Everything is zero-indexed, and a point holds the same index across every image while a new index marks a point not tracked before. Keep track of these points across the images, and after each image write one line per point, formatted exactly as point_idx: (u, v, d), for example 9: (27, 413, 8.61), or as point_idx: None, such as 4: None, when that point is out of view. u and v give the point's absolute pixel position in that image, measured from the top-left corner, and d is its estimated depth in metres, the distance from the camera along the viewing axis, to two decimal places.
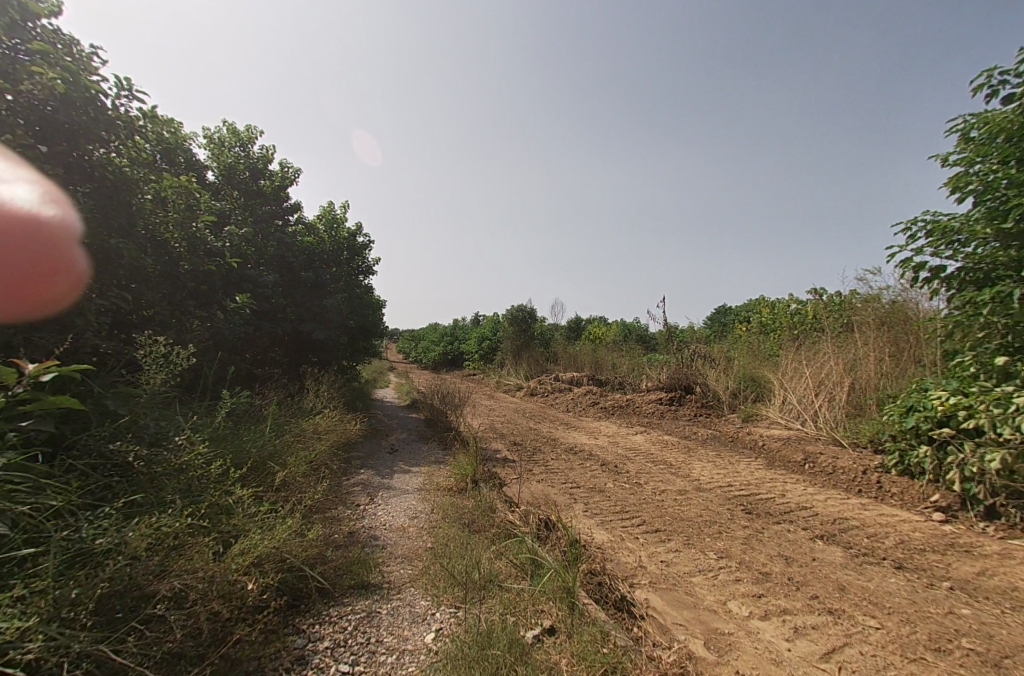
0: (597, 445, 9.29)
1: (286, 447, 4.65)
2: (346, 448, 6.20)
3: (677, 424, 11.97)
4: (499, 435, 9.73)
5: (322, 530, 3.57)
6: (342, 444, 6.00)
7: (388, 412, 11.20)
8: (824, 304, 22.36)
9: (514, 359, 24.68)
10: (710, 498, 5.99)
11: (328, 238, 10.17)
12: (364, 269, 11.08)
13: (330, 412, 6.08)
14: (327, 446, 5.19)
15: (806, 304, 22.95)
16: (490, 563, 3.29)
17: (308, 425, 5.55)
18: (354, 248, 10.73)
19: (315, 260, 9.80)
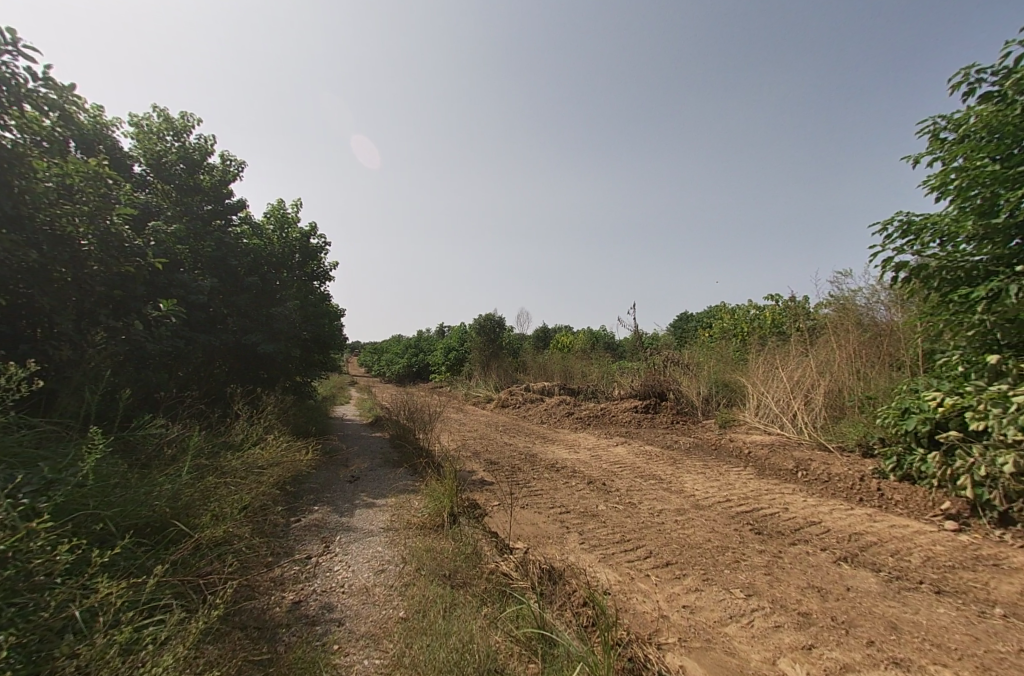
0: (579, 460, 8.65)
1: (212, 496, 3.72)
2: (296, 481, 5.27)
3: (655, 432, 11.52)
4: (472, 454, 8.92)
5: (258, 640, 2.67)
6: (290, 477, 5.08)
7: (348, 432, 10.18)
8: (785, 308, 22.77)
9: (481, 370, 23.89)
10: (712, 516, 5.42)
11: (277, 239, 9.13)
12: (319, 274, 10.09)
13: (275, 441, 5.16)
14: (267, 486, 4.29)
15: (768, 308, 23.33)
16: (485, 648, 2.54)
17: (246, 458, 4.60)
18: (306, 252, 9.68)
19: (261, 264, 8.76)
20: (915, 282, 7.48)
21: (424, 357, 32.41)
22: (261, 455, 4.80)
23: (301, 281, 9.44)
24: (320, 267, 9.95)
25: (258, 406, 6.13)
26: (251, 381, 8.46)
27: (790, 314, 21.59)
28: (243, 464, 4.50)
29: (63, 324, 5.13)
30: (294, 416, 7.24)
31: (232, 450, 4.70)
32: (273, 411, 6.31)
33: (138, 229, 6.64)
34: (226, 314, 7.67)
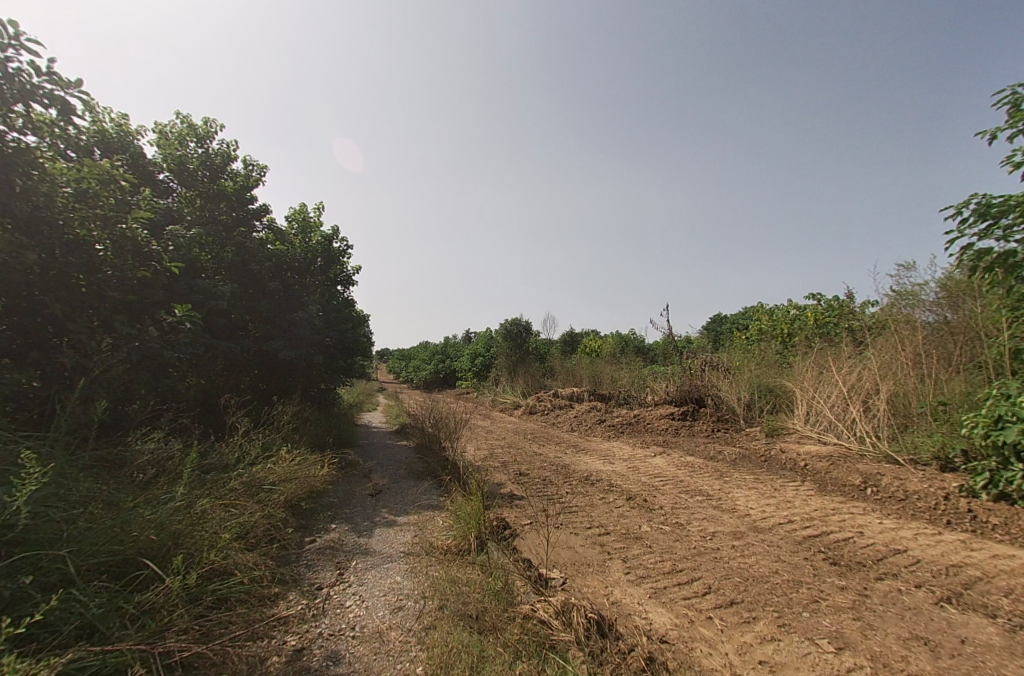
0: (615, 472, 8.05)
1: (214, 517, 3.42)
2: (312, 498, 4.90)
3: (696, 441, 10.79)
4: (500, 464, 8.44)
5: None
6: (304, 493, 4.71)
7: (373, 441, 9.85)
8: (829, 308, 21.51)
9: (509, 376, 23.43)
10: (774, 541, 4.77)
11: (299, 243, 8.87)
12: (342, 279, 9.81)
13: (289, 457, 4.83)
14: (270, 510, 3.96)
15: (810, 309, 22.09)
16: None
17: (257, 475, 4.24)
18: (328, 253, 9.24)
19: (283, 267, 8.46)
20: (997, 273, 6.58)
21: (450, 363, 32.18)
22: (273, 471, 4.44)
23: (324, 286, 9.16)
24: (343, 271, 9.66)
25: (275, 415, 5.81)
26: (274, 389, 8.22)
27: (834, 315, 20.36)
28: (253, 482, 4.14)
29: (75, 331, 4.92)
30: (314, 425, 6.90)
31: (243, 465, 4.35)
32: (291, 421, 5.98)
33: (156, 233, 6.47)
34: (246, 320, 7.44)
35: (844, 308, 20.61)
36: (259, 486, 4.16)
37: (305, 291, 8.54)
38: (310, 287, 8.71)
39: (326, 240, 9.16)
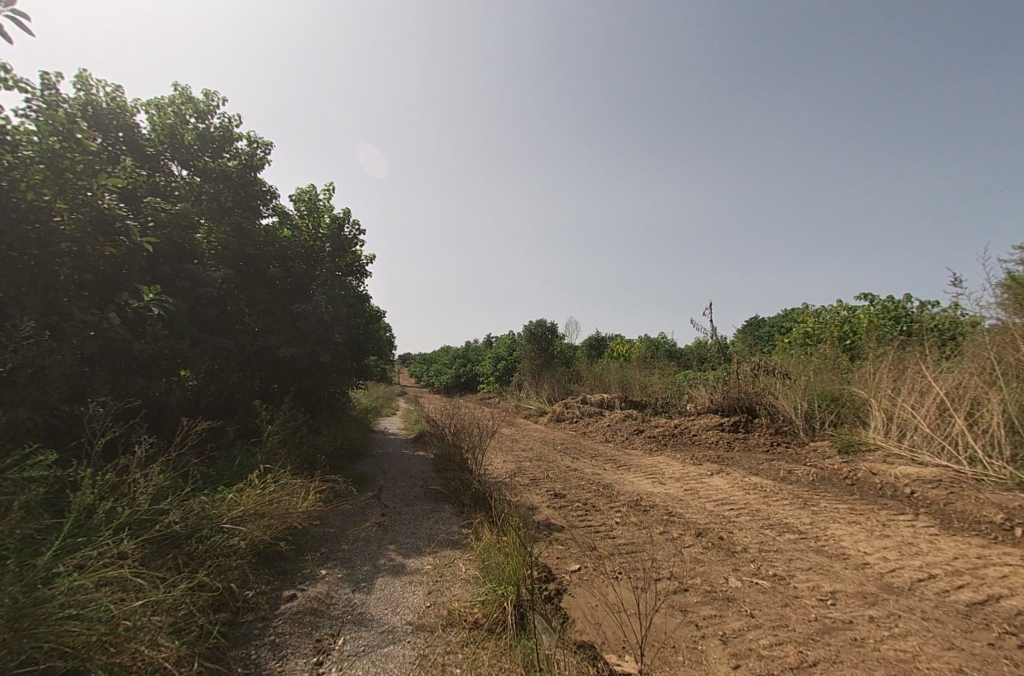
0: (672, 496, 6.70)
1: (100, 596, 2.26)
2: (293, 539, 3.77)
3: (755, 457, 9.39)
4: (534, 482, 7.24)
5: None
6: (281, 531, 3.57)
7: (389, 451, 8.76)
8: (884, 312, 19.82)
9: (533, 380, 22.20)
10: (925, 613, 3.47)
11: (306, 228, 7.71)
12: (356, 270, 8.69)
13: (263, 487, 3.72)
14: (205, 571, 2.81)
15: (862, 312, 20.40)
16: None
17: (212, 511, 3.13)
18: (339, 242, 8.10)
19: (291, 254, 7.36)
20: None
21: (472, 367, 31.06)
22: (235, 505, 3.33)
23: (335, 276, 8.04)
24: (356, 261, 8.51)
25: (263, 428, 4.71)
26: (279, 392, 7.24)
27: (890, 319, 18.74)
28: (201, 524, 3.04)
29: (18, 318, 3.89)
30: (316, 437, 5.82)
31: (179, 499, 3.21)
32: (283, 433, 4.87)
33: (133, 205, 5.41)
34: (247, 313, 6.46)
35: (901, 312, 18.93)
36: (210, 528, 3.05)
37: (313, 281, 7.44)
38: (318, 277, 7.60)
39: (337, 223, 7.99)
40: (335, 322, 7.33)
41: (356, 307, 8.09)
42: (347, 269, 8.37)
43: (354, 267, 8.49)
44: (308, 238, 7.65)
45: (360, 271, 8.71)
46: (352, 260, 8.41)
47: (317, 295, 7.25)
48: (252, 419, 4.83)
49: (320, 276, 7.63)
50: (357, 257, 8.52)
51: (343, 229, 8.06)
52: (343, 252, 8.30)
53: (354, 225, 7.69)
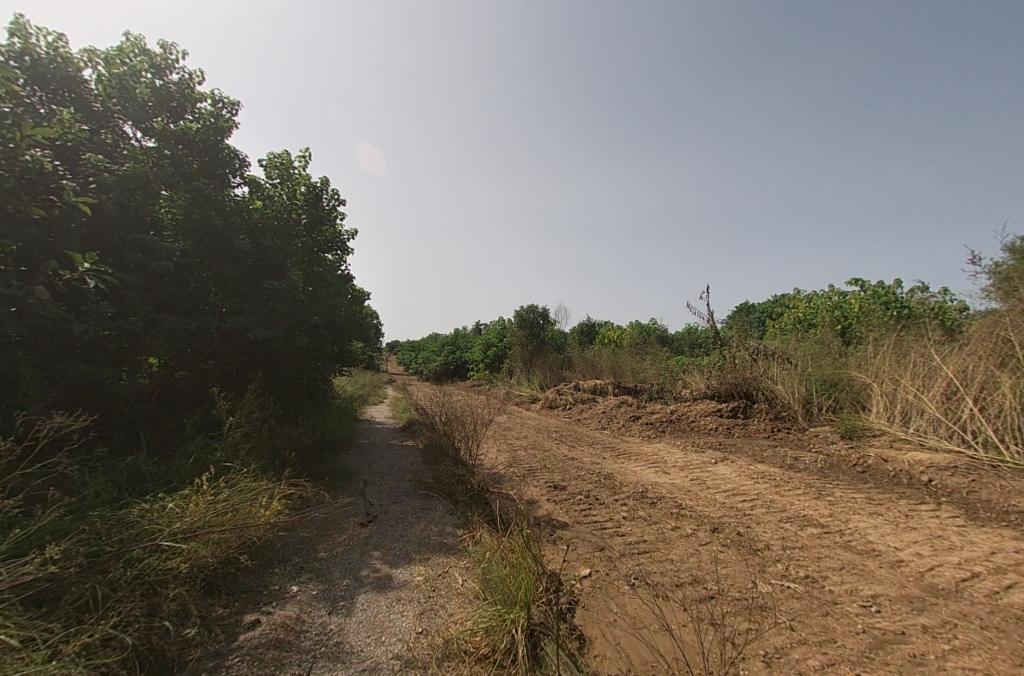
0: (680, 486, 6.29)
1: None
2: (262, 550, 3.28)
3: (758, 444, 9.05)
4: (531, 473, 6.78)
5: None
6: (241, 547, 3.10)
7: (375, 440, 8.23)
8: (875, 296, 19.76)
9: (524, 366, 21.75)
10: (982, 622, 3.10)
11: (277, 197, 7.00)
12: (336, 246, 8.05)
13: (224, 492, 3.23)
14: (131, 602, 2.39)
15: (853, 297, 20.32)
16: None
17: (146, 528, 2.70)
18: (316, 214, 7.35)
19: (265, 227, 6.64)
20: None
21: (461, 354, 30.50)
22: (179, 518, 2.87)
23: (313, 251, 7.40)
24: (337, 236, 7.86)
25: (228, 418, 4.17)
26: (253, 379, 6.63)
27: (883, 303, 18.61)
28: (130, 545, 2.62)
29: None
30: (294, 429, 5.28)
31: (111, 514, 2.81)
32: (252, 423, 4.33)
33: (71, 165, 4.75)
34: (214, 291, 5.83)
35: (892, 297, 18.88)
36: (142, 549, 2.61)
37: (288, 255, 6.79)
38: (294, 251, 6.95)
39: (314, 192, 7.30)
40: (315, 302, 6.72)
41: (337, 286, 7.47)
42: (326, 244, 7.72)
43: (335, 243, 7.84)
44: (281, 209, 6.96)
45: (341, 248, 8.07)
46: (331, 235, 7.76)
47: (293, 271, 6.61)
48: (215, 408, 4.28)
49: (296, 250, 6.98)
50: (338, 232, 7.87)
51: (321, 199, 7.40)
52: (321, 225, 7.57)
53: (332, 194, 7.02)
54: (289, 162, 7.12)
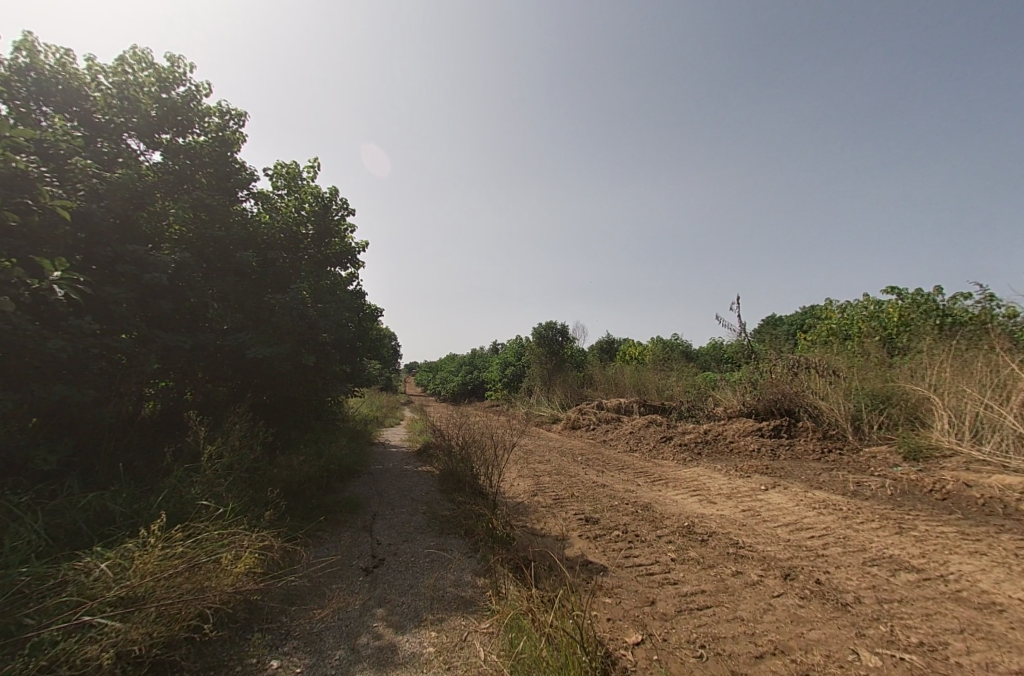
0: (731, 519, 5.49)
1: None
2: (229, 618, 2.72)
3: (810, 468, 8.19)
4: (560, 504, 6.06)
5: None
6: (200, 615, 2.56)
7: (389, 466, 7.63)
8: (913, 305, 18.72)
9: (543, 385, 21.00)
10: None
11: (284, 208, 6.58)
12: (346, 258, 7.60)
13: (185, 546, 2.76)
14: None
15: (889, 306, 19.30)
16: None
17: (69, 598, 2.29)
18: (324, 227, 6.89)
19: (269, 240, 6.21)
20: None
21: (479, 374, 29.88)
22: (117, 582, 2.43)
23: (322, 264, 6.94)
24: (347, 248, 7.41)
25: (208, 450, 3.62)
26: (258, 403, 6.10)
27: (920, 312, 17.72)
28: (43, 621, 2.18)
29: None
30: (295, 457, 4.72)
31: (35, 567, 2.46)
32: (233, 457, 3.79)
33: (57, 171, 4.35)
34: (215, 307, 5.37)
35: (933, 305, 17.84)
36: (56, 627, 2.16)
37: (295, 267, 6.34)
38: (301, 263, 6.49)
39: (322, 202, 6.88)
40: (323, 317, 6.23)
41: (348, 301, 6.99)
42: (336, 256, 7.27)
43: (345, 256, 7.39)
44: (288, 219, 6.53)
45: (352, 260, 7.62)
46: (341, 247, 7.32)
47: (300, 284, 6.14)
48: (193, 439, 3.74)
49: (303, 262, 6.53)
50: (348, 244, 7.43)
51: (330, 208, 6.98)
52: (330, 238, 7.11)
53: (341, 202, 6.59)
54: (296, 171, 6.71)
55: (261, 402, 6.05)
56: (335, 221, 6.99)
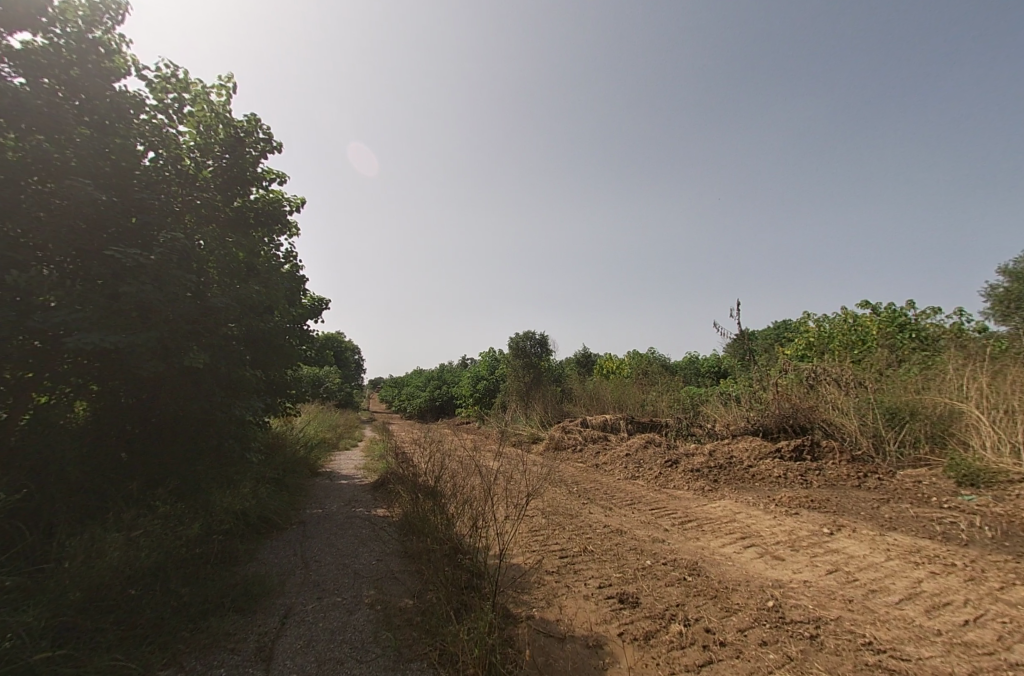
0: (825, 594, 3.82)
1: None
2: None
3: (863, 500, 6.66)
4: (574, 568, 4.25)
5: None
6: None
7: (329, 509, 5.60)
8: (891, 318, 18.22)
9: (519, 401, 19.20)
10: None
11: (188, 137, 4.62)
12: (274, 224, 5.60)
13: None
14: None
15: (867, 318, 18.71)
16: None
17: None
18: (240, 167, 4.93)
19: (160, 180, 4.19)
20: None
21: (448, 390, 27.79)
22: None
23: (235, 223, 4.93)
24: (275, 205, 5.44)
25: None
26: (145, 443, 3.80)
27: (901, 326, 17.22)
28: None
29: None
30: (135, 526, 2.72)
31: None
32: None
33: None
34: (42, 277, 3.34)
35: (912, 318, 17.35)
36: None
37: (187, 218, 4.30)
38: (197, 212, 4.45)
39: (237, 133, 4.91)
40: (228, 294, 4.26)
41: (274, 277, 5.00)
42: (259, 217, 5.27)
43: (271, 215, 5.40)
44: (180, 150, 4.49)
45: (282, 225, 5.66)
46: (265, 204, 5.32)
47: (192, 240, 4.12)
48: None
49: (204, 212, 4.50)
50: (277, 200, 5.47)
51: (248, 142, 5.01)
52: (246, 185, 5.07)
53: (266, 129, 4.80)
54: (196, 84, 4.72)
55: (136, 430, 3.77)
56: (256, 159, 5.04)
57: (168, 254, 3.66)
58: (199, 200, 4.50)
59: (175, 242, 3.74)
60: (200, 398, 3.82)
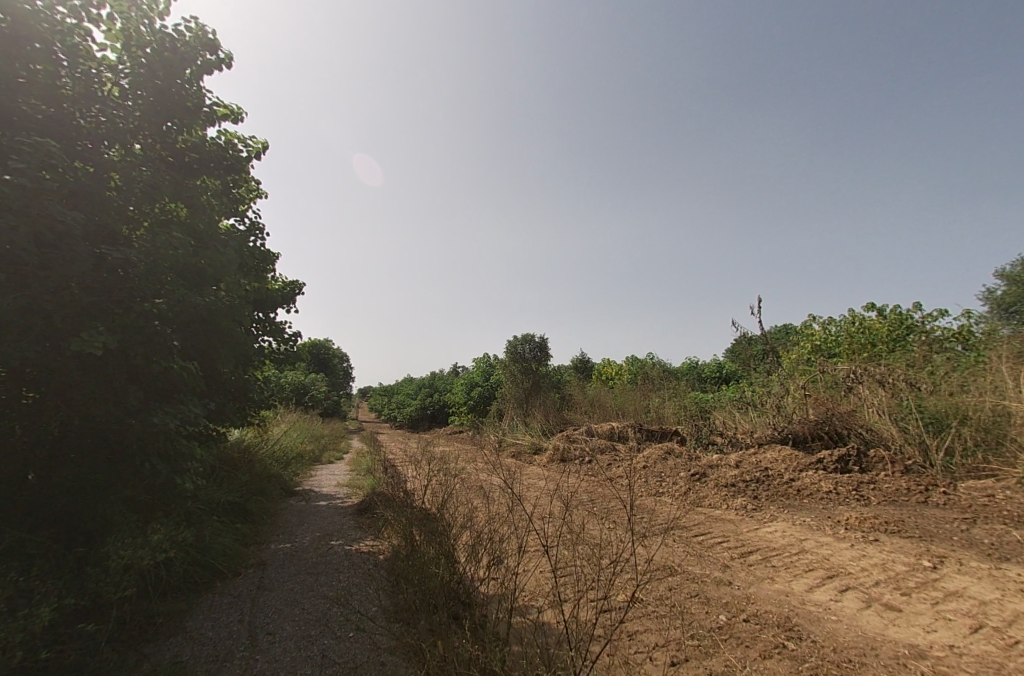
0: (991, 671, 2.71)
1: None
2: None
3: (945, 521, 5.57)
4: (630, 631, 3.10)
5: None
6: None
7: (299, 544, 4.42)
8: (902, 319, 17.42)
9: (516, 408, 18.05)
10: None
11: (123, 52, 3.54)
12: (230, 178, 4.45)
13: None
14: None
15: (874, 321, 17.93)
16: None
17: None
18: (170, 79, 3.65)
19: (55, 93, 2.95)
20: None
21: (439, 398, 26.56)
22: None
23: (176, 169, 3.76)
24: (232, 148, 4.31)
25: None
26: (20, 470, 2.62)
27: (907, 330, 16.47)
28: None
29: None
30: None
31: None
32: None
33: None
34: None
35: (921, 320, 16.59)
36: None
37: (96, 150, 3.12)
38: (97, 136, 3.16)
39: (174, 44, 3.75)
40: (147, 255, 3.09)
41: (226, 241, 3.82)
42: (211, 165, 4.11)
43: (226, 161, 4.27)
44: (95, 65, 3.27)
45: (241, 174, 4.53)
46: (218, 149, 4.18)
47: (92, 174, 2.97)
48: None
49: (108, 137, 3.21)
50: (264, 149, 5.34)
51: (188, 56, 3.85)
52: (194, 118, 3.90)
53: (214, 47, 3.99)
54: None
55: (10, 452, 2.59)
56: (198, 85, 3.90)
57: (35, 174, 2.54)
58: (103, 118, 3.20)
59: (42, 150, 2.58)
60: (97, 401, 2.66)
